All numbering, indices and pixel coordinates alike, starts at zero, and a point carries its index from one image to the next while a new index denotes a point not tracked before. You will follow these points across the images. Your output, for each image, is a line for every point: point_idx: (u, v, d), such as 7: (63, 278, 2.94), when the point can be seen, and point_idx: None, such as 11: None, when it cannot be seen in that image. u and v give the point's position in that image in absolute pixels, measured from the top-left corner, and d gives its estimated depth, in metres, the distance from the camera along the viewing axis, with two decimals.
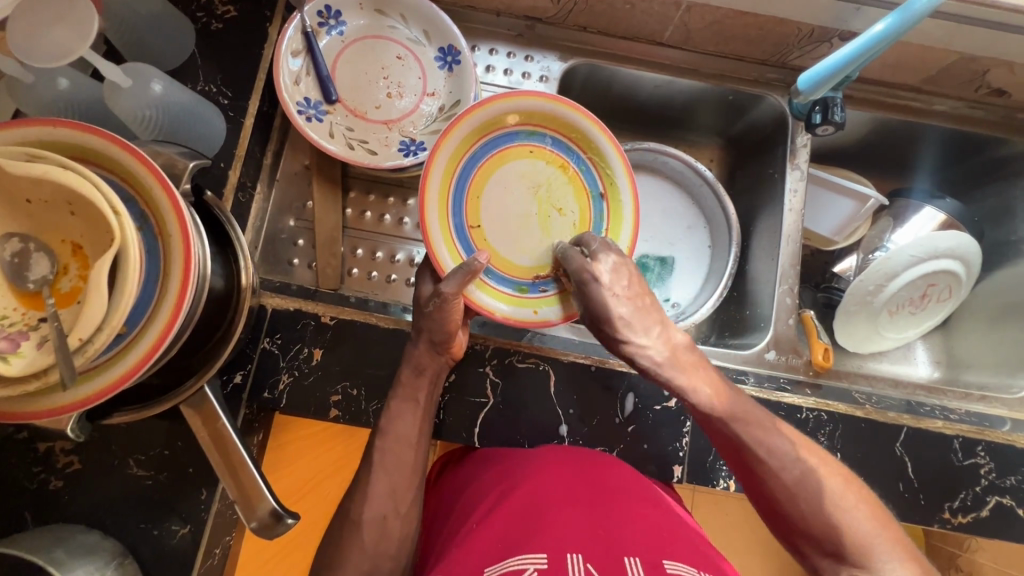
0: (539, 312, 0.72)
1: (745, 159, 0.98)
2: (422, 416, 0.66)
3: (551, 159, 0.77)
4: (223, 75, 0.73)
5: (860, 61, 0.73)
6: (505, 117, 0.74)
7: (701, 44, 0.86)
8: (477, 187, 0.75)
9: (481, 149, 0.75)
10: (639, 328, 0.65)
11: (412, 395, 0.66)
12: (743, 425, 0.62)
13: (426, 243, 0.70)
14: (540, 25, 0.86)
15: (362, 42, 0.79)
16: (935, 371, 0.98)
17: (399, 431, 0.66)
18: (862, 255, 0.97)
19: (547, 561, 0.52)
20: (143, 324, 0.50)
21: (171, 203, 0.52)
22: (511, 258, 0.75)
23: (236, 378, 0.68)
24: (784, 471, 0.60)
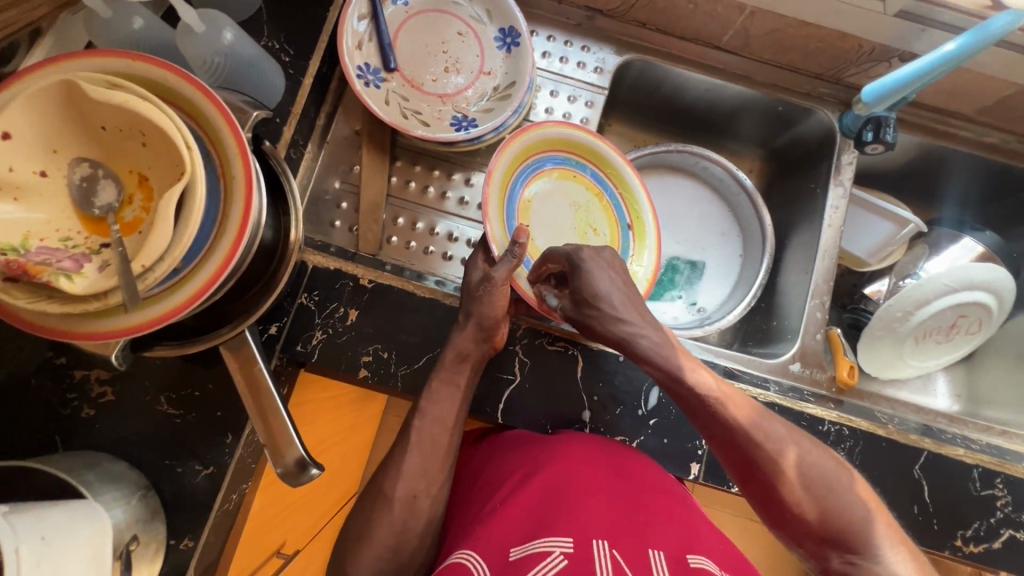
0: None
1: (786, 172, 0.98)
2: (452, 386, 0.67)
3: (589, 188, 0.83)
4: (287, 33, 0.74)
5: (924, 79, 0.73)
6: (558, 142, 0.81)
7: (759, 51, 0.86)
8: (527, 196, 0.80)
9: (533, 164, 0.80)
10: (634, 311, 0.65)
11: (444, 366, 0.67)
12: (759, 429, 0.61)
13: (486, 224, 0.71)
14: (599, 17, 0.87)
15: (425, 15, 0.80)
16: (954, 404, 0.98)
17: (427, 399, 0.67)
18: (894, 279, 0.97)
19: (573, 546, 0.55)
20: (200, 259, 0.51)
21: (239, 148, 0.53)
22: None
23: (272, 329, 0.69)
24: (798, 479, 0.59)
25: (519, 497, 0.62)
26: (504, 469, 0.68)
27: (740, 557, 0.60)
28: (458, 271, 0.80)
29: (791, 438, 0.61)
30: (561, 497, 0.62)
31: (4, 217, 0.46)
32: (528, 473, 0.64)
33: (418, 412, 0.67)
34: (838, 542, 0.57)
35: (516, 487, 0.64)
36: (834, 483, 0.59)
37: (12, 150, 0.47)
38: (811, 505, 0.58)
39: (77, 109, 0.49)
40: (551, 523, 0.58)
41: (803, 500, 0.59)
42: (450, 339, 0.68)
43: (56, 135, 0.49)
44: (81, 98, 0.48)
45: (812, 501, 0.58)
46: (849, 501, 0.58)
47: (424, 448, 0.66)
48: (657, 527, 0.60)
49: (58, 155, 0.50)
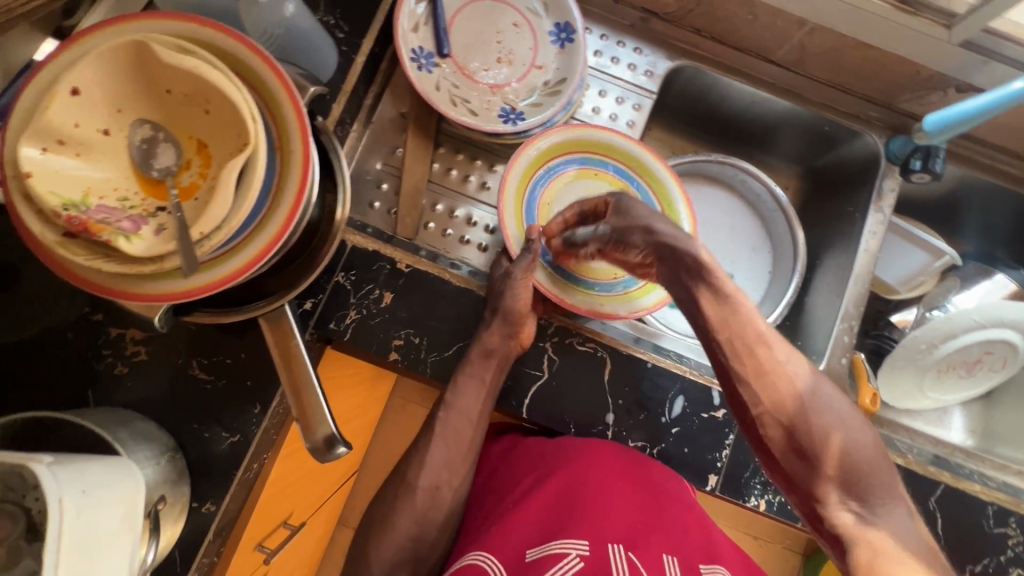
0: (603, 306, 0.72)
1: (823, 192, 0.97)
2: (480, 376, 0.68)
3: (614, 183, 0.80)
4: (343, 9, 0.74)
5: (988, 116, 0.72)
6: (575, 143, 0.79)
7: (812, 68, 0.85)
8: (548, 199, 0.79)
9: (552, 168, 0.79)
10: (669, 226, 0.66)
11: (473, 357, 0.68)
12: (786, 360, 0.58)
13: (502, 231, 0.73)
14: (655, 20, 0.86)
15: (482, 3, 0.79)
16: (968, 439, 0.99)
17: (456, 388, 0.68)
18: (921, 309, 0.97)
19: (588, 549, 0.60)
20: (254, 229, 0.51)
21: (299, 123, 0.53)
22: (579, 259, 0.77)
23: (307, 305, 0.69)
24: (813, 415, 0.56)
25: (534, 497, 0.67)
26: (524, 467, 0.72)
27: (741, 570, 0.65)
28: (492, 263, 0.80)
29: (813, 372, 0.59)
30: (575, 499, 0.66)
31: (67, 170, 0.47)
32: (545, 473, 0.68)
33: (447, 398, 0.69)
34: (845, 480, 0.55)
35: (531, 487, 0.69)
36: (848, 424, 0.57)
37: (80, 106, 0.47)
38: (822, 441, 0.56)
39: (145, 69, 0.49)
40: (566, 527, 0.63)
41: (817, 436, 0.56)
42: (480, 331, 0.69)
43: (121, 94, 0.50)
44: (150, 60, 0.48)
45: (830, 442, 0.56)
46: (858, 441, 0.56)
47: (457, 432, 0.70)
48: (666, 535, 0.64)
49: (121, 115, 0.50)
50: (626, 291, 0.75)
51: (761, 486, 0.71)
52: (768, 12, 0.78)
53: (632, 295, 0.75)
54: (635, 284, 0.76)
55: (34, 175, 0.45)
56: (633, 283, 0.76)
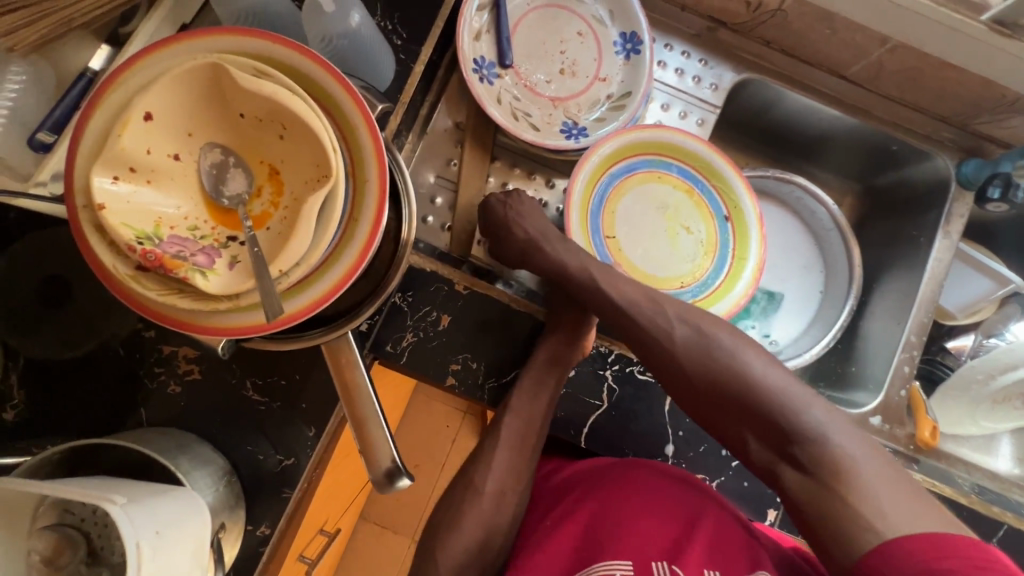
0: None
1: (883, 212, 0.93)
2: (536, 404, 0.67)
3: (678, 184, 0.79)
4: (401, 14, 0.72)
5: None
6: (640, 146, 0.77)
7: (884, 86, 0.81)
8: (613, 205, 0.77)
9: (620, 170, 0.77)
10: (542, 225, 0.71)
11: (526, 381, 0.67)
12: (662, 317, 0.63)
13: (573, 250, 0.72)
14: (722, 29, 0.82)
15: (546, 10, 0.75)
16: (1016, 468, 0.97)
17: (511, 408, 0.67)
18: (979, 337, 0.94)
19: (633, 567, 0.57)
20: (328, 259, 0.49)
21: (376, 151, 0.50)
22: (648, 268, 0.77)
23: (363, 326, 0.68)
24: (690, 352, 0.61)
25: (572, 519, 0.64)
26: (563, 492, 0.69)
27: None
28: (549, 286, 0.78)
29: (682, 317, 0.63)
30: (608, 514, 0.63)
31: (140, 200, 0.45)
32: (580, 496, 0.66)
33: (500, 419, 0.67)
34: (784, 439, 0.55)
35: (570, 509, 0.66)
36: (719, 359, 0.59)
37: (152, 132, 0.45)
38: (713, 384, 0.59)
39: (219, 92, 0.47)
40: (604, 545, 0.60)
41: (709, 379, 0.59)
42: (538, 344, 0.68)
43: (192, 117, 0.47)
44: (226, 83, 0.46)
45: (724, 382, 0.59)
46: (766, 387, 0.57)
47: (513, 459, 0.68)
48: (722, 550, 0.59)
49: (192, 139, 0.48)
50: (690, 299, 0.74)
51: None
52: (848, 28, 0.73)
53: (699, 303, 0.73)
54: (702, 293, 0.76)
55: (108, 207, 0.43)
56: (701, 291, 0.76)
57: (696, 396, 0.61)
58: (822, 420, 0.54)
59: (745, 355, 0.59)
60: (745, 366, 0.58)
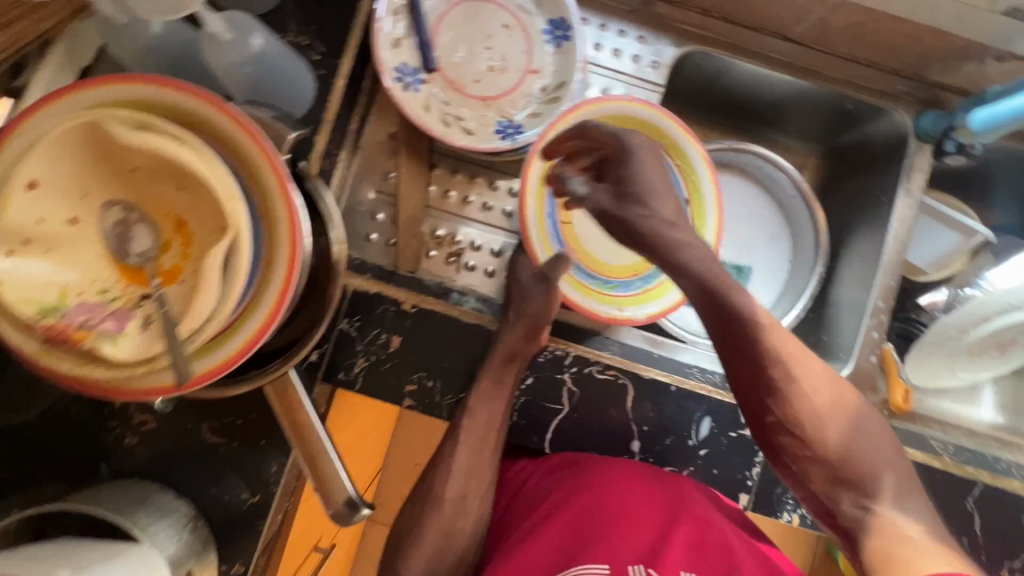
0: (623, 310, 0.71)
1: (846, 171, 0.91)
2: (495, 406, 0.66)
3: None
4: (317, 27, 0.69)
5: None
6: (600, 120, 0.72)
7: (832, 44, 0.78)
8: None
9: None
10: (663, 197, 0.55)
11: (484, 381, 0.66)
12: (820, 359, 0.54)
13: (525, 239, 0.71)
14: (658, 3, 0.78)
15: (468, 5, 0.71)
16: (999, 417, 0.96)
17: (468, 410, 0.66)
18: (951, 291, 0.92)
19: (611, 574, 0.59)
20: (246, 306, 0.47)
21: (282, 190, 0.48)
22: (601, 255, 0.75)
23: (313, 357, 0.67)
24: (830, 405, 0.53)
25: (551, 521, 0.64)
26: (537, 488, 0.69)
27: (763, 555, 0.64)
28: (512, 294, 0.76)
29: (783, 335, 0.53)
30: (589, 518, 0.64)
31: (37, 273, 0.43)
32: (557, 503, 0.65)
33: (459, 423, 0.67)
34: (858, 482, 0.52)
35: (549, 511, 0.66)
36: (813, 386, 0.53)
37: (41, 200, 0.43)
38: (837, 431, 0.52)
39: (109, 150, 0.45)
40: (584, 552, 0.61)
41: (830, 422, 0.52)
42: (499, 331, 0.67)
43: (84, 178, 0.45)
44: (111, 139, 0.44)
45: (818, 411, 0.52)
46: (835, 431, 0.52)
47: (477, 465, 0.68)
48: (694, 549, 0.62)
49: (88, 200, 0.46)
50: (644, 290, 0.73)
51: (794, 501, 0.69)
52: None
53: (653, 293, 0.73)
54: (654, 282, 0.74)
55: None
56: (654, 280, 0.74)
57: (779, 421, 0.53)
58: (895, 487, 0.51)
59: (806, 390, 0.53)
60: (827, 416, 0.52)
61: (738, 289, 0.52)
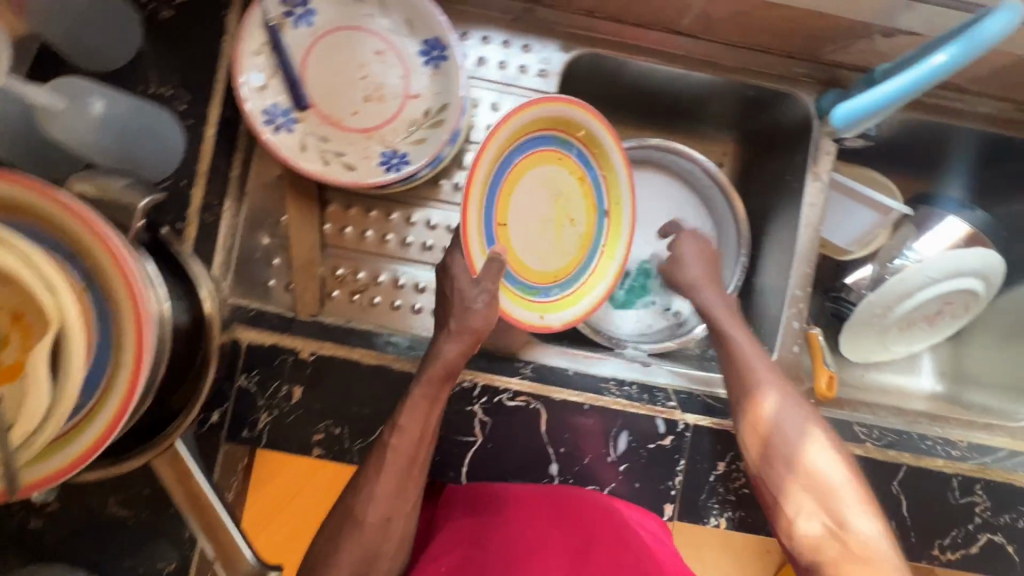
0: (543, 317, 0.72)
1: (762, 155, 0.89)
2: (428, 424, 0.63)
3: (572, 172, 0.74)
4: (180, 76, 0.66)
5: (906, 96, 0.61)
6: (546, 122, 0.69)
7: (721, 33, 0.75)
8: (508, 186, 0.69)
9: (521, 146, 0.69)
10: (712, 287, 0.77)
11: (419, 394, 0.63)
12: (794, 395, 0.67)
13: (465, 248, 0.61)
14: (539, 8, 0.75)
15: (335, 35, 0.68)
16: (938, 384, 0.95)
17: (398, 427, 0.62)
18: (878, 268, 0.90)
19: None
20: (101, 386, 0.45)
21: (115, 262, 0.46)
22: (527, 261, 0.72)
23: (213, 418, 0.65)
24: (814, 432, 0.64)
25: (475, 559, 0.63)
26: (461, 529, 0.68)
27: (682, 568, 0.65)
28: (428, 324, 0.75)
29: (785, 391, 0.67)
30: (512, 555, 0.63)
31: None
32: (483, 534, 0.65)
33: (387, 442, 0.63)
34: (828, 503, 0.60)
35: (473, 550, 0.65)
36: (809, 429, 0.64)
37: None
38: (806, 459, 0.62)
39: None
40: None
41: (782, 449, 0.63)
42: (437, 344, 0.66)
43: None
44: None
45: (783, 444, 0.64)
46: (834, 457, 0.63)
47: (406, 486, 0.64)
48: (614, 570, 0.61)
49: None
50: (562, 296, 0.75)
51: (719, 505, 0.70)
52: None
53: (568, 301, 0.75)
54: (570, 289, 0.75)
55: None
56: (571, 286, 0.75)
57: (782, 434, 0.64)
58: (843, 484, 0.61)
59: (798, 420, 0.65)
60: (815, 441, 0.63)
61: (735, 329, 0.72)
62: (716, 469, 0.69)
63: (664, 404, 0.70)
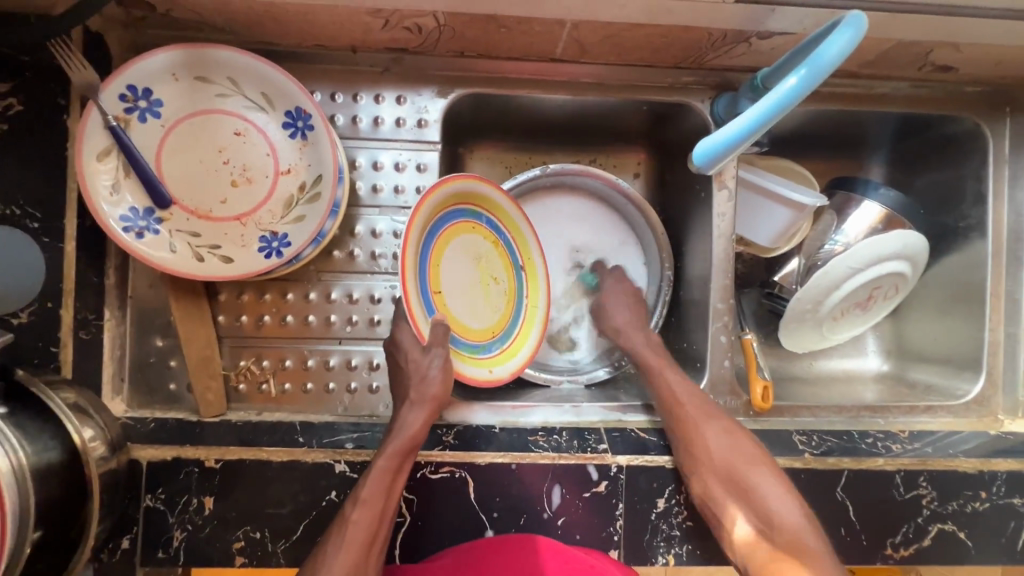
0: (492, 371, 0.70)
1: (672, 163, 0.86)
2: (390, 497, 0.60)
3: (487, 237, 0.71)
4: (25, 192, 0.61)
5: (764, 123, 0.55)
6: (454, 197, 0.67)
7: (598, 56, 0.72)
8: (436, 257, 0.66)
9: (439, 223, 0.65)
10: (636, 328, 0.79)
11: (383, 464, 0.61)
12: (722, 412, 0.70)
13: (412, 320, 0.59)
14: (407, 56, 0.71)
15: (188, 122, 0.64)
16: (883, 363, 0.93)
17: (361, 499, 0.59)
18: (805, 259, 0.87)
19: None
20: None
21: None
22: (466, 323, 0.69)
23: (124, 544, 0.62)
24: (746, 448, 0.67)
25: None
26: None
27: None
28: (344, 401, 0.72)
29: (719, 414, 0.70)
30: None
31: None
32: None
33: (347, 517, 0.58)
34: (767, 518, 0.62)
35: None
36: (743, 447, 0.66)
37: None
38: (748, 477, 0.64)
39: None
40: None
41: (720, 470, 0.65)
42: (398, 415, 0.64)
43: None
44: None
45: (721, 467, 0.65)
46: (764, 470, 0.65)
47: (362, 568, 0.57)
48: None
49: None
50: (504, 349, 0.72)
51: (665, 542, 0.68)
52: (517, 22, 0.63)
53: (510, 353, 0.73)
54: (510, 341, 0.73)
55: None
56: (510, 337, 0.73)
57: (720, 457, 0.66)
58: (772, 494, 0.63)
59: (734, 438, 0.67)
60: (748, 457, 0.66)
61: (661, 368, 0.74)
62: (656, 506, 0.68)
63: (594, 449, 0.68)
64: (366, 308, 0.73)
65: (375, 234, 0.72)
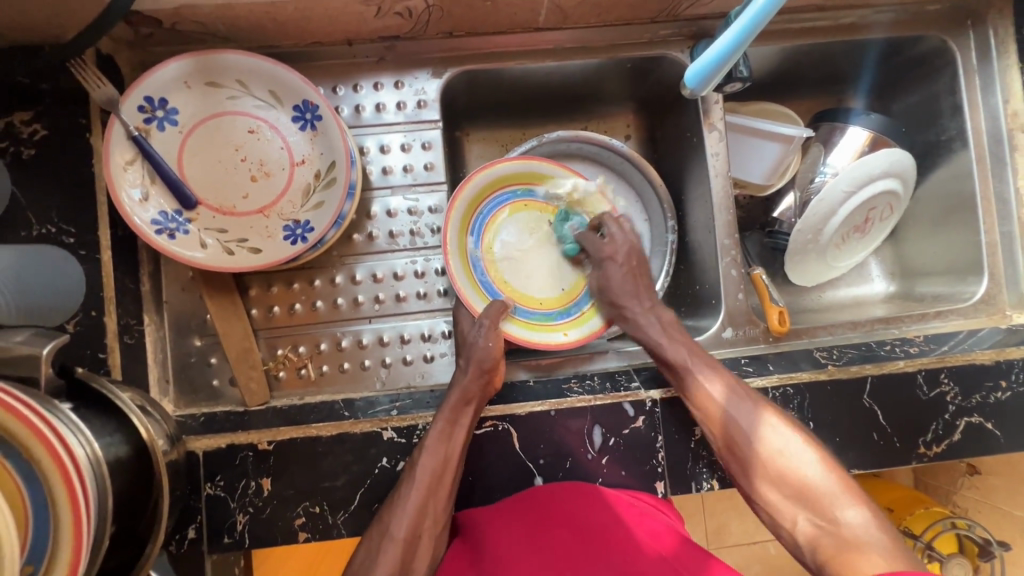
0: (568, 335, 0.76)
1: (661, 117, 0.90)
2: (452, 445, 0.64)
3: (544, 210, 0.79)
4: (59, 210, 0.63)
5: (741, 50, 0.63)
6: (497, 184, 0.77)
7: (580, 19, 0.77)
8: (490, 239, 0.77)
9: (482, 212, 0.77)
10: (638, 305, 0.75)
11: (441, 422, 0.65)
12: (730, 386, 0.67)
13: (464, 300, 0.72)
14: (400, 42, 0.75)
15: (204, 126, 0.68)
16: (890, 285, 0.97)
17: (424, 447, 0.64)
18: (800, 192, 0.90)
19: None
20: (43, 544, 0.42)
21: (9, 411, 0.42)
22: (532, 294, 0.77)
23: (191, 533, 0.64)
24: (759, 428, 0.65)
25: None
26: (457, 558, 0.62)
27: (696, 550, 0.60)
28: (380, 377, 0.75)
29: (728, 389, 0.67)
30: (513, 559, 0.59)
31: None
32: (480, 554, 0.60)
33: (415, 461, 0.64)
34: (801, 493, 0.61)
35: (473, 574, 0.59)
36: (754, 422, 0.65)
37: None
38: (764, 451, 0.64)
39: None
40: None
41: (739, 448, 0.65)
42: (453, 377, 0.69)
43: None
44: None
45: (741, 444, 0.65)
46: (784, 442, 0.64)
47: (431, 504, 0.63)
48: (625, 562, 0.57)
49: None
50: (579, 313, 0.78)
51: (708, 468, 0.70)
52: None
53: (585, 317, 0.78)
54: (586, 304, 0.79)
55: None
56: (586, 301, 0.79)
57: (764, 450, 0.64)
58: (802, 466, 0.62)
59: (743, 412, 0.66)
60: (763, 432, 0.64)
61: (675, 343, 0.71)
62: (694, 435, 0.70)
63: (628, 388, 0.71)
64: (390, 286, 0.76)
65: (390, 213, 0.76)
